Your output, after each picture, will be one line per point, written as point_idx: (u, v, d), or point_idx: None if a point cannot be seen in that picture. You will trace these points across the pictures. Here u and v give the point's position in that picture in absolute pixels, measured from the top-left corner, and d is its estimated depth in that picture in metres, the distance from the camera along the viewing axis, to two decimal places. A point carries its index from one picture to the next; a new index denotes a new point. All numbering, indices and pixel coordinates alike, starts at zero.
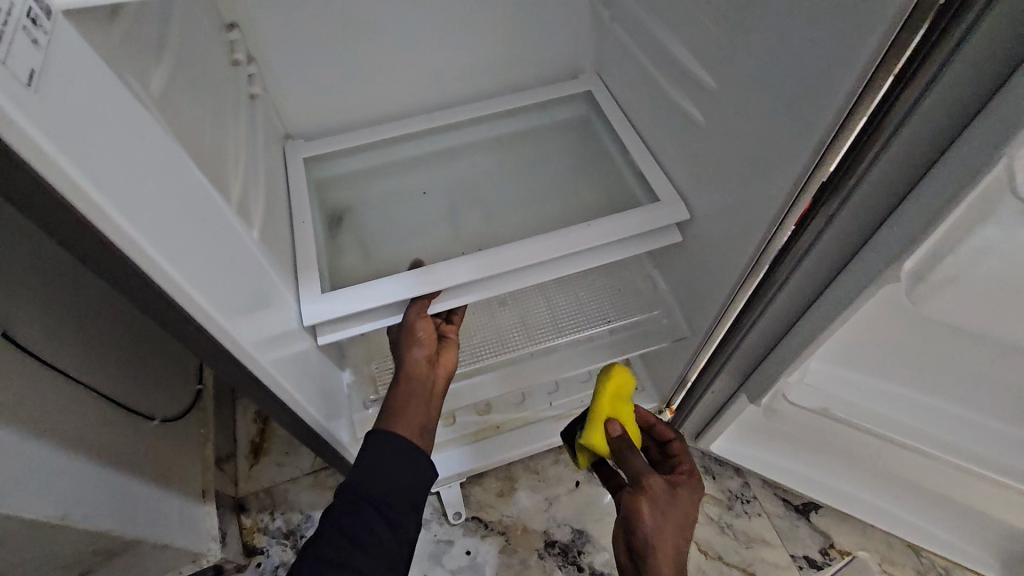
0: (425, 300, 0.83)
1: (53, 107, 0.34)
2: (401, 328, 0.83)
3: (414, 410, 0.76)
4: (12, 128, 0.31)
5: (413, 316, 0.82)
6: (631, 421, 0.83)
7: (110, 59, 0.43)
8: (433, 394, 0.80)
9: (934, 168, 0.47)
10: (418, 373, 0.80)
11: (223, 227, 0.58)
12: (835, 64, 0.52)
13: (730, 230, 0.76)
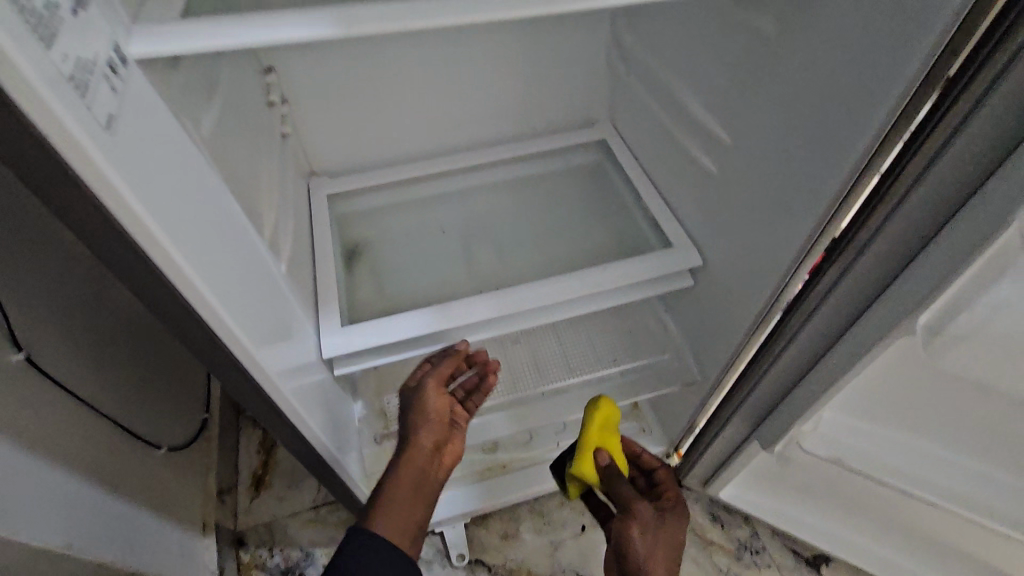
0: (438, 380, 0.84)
1: (128, 150, 0.37)
2: (413, 406, 0.84)
3: (404, 502, 0.76)
4: (93, 170, 0.33)
5: (427, 397, 0.84)
6: (617, 449, 0.82)
7: (172, 104, 0.46)
8: (428, 483, 0.80)
9: (947, 226, 0.50)
10: (419, 460, 0.80)
11: (257, 260, 0.60)
12: (849, 126, 0.55)
13: (743, 277, 0.78)
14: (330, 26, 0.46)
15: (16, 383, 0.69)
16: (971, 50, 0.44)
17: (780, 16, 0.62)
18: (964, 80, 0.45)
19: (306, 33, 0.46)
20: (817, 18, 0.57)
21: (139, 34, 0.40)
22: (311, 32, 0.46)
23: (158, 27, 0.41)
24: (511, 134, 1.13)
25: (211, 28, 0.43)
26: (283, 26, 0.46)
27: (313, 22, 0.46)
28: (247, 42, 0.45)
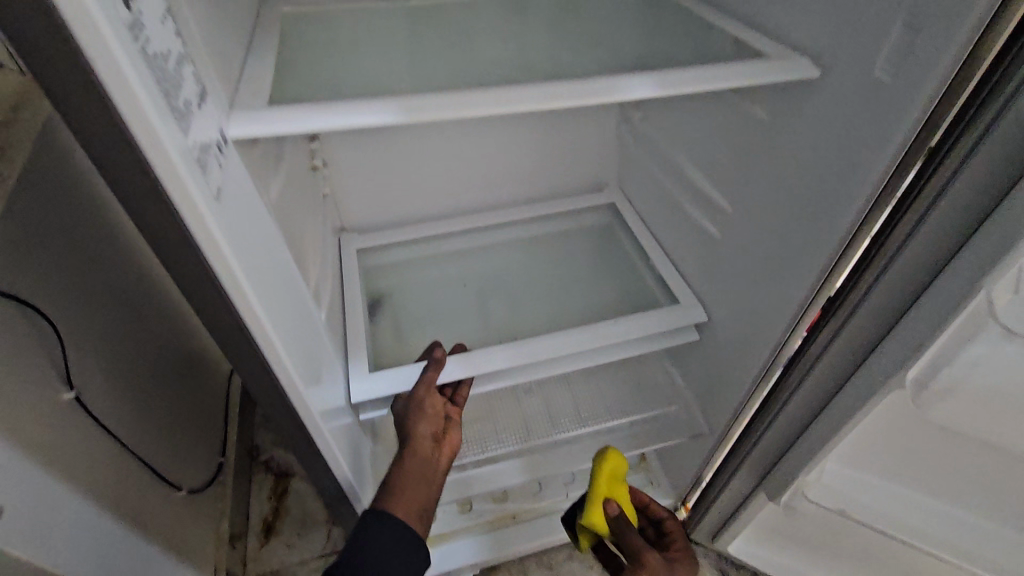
0: (429, 377, 0.84)
1: (228, 216, 0.44)
2: (407, 402, 0.83)
3: (415, 492, 0.75)
4: (204, 233, 0.40)
5: (420, 393, 0.83)
6: (627, 500, 0.85)
7: (252, 175, 0.53)
8: (434, 472, 0.80)
9: (924, 294, 0.55)
10: (423, 452, 0.80)
11: (303, 308, 0.66)
12: (838, 200, 0.63)
13: (746, 334, 0.83)
14: (398, 114, 0.53)
15: (64, 420, 0.74)
16: (938, 139, 0.51)
17: (773, 105, 0.71)
18: (931, 165, 0.51)
19: (377, 119, 0.52)
20: (805, 109, 0.65)
21: (237, 117, 0.48)
22: (380, 118, 0.52)
23: (254, 112, 0.49)
24: (526, 197, 1.22)
25: (298, 113, 0.50)
26: (358, 112, 0.52)
27: (385, 111, 0.53)
28: (325, 126, 0.51)
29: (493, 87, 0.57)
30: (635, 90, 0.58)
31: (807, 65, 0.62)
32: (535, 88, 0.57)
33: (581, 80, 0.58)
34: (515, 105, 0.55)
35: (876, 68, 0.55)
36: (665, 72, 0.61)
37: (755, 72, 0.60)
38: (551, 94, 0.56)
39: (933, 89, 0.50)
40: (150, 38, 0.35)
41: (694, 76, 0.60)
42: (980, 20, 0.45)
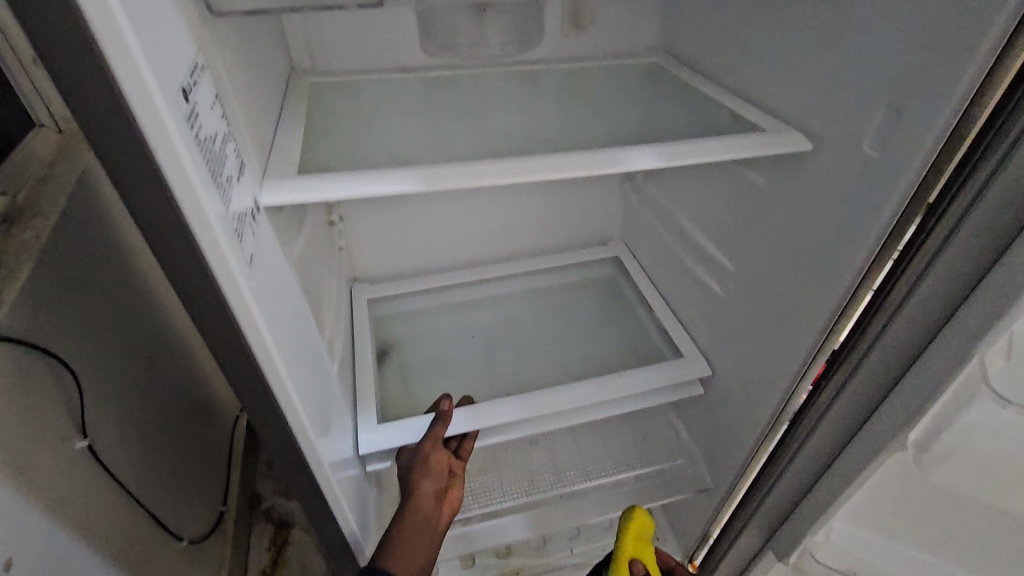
0: (437, 428, 0.84)
1: (258, 279, 0.47)
2: (413, 453, 0.83)
3: (415, 547, 0.72)
4: (239, 298, 0.43)
5: (427, 444, 0.83)
6: (652, 562, 0.85)
7: (279, 237, 0.57)
8: (434, 530, 0.78)
9: (917, 361, 0.56)
10: (424, 506, 0.78)
11: (319, 361, 0.68)
12: (835, 264, 0.65)
13: (751, 390, 0.85)
14: (419, 183, 0.56)
15: (76, 469, 0.74)
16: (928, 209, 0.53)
17: (770, 172, 0.75)
18: (923, 233, 0.54)
19: (399, 188, 0.56)
20: (799, 178, 0.69)
21: (270, 186, 0.52)
22: (402, 187, 0.56)
23: (287, 180, 0.53)
24: (533, 250, 1.26)
25: (326, 181, 0.54)
26: (381, 181, 0.56)
27: (407, 179, 0.57)
28: (351, 194, 0.55)
29: (507, 158, 0.61)
30: (640, 161, 0.62)
31: (800, 138, 0.66)
32: (546, 159, 0.61)
33: (588, 152, 0.62)
34: (528, 174, 0.59)
35: (864, 145, 0.59)
36: (667, 144, 0.65)
37: (751, 145, 0.64)
38: (560, 164, 0.60)
39: (919, 166, 0.53)
40: (199, 121, 0.38)
41: (695, 148, 0.64)
42: (957, 107, 0.49)
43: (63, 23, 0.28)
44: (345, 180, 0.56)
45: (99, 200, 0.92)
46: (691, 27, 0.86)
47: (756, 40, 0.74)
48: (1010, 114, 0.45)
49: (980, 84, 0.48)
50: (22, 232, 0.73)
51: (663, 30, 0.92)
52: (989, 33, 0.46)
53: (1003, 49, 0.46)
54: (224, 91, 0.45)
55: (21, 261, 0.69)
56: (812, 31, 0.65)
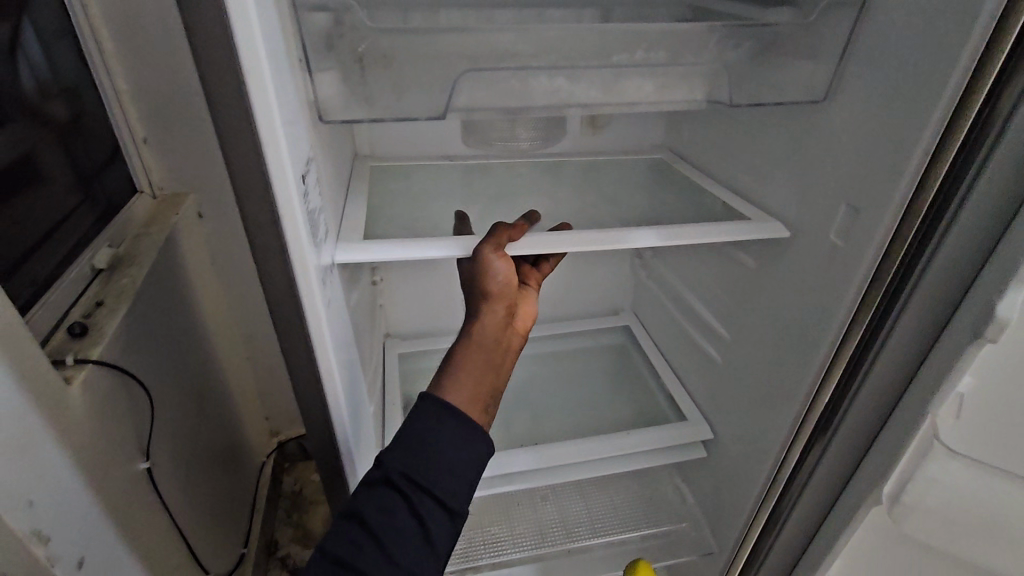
0: (501, 236, 0.69)
1: (331, 320, 0.59)
2: (469, 267, 0.70)
3: (480, 369, 0.63)
4: (320, 337, 0.56)
5: (492, 253, 0.68)
6: None
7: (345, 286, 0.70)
8: (503, 356, 0.67)
9: (891, 418, 0.66)
10: (493, 327, 0.67)
11: (360, 399, 0.78)
12: (811, 335, 0.75)
13: (748, 451, 0.91)
14: (466, 249, 0.70)
15: (137, 489, 0.83)
16: (884, 284, 0.64)
17: (758, 254, 0.86)
18: (881, 311, 0.64)
19: (447, 252, 0.69)
20: (782, 260, 0.81)
21: (343, 249, 0.65)
22: (450, 252, 0.69)
23: (357, 244, 0.66)
24: (551, 317, 1.37)
25: (389, 246, 0.68)
26: (432, 247, 0.70)
27: (455, 246, 0.70)
28: (406, 254, 0.68)
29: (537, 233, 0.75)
30: (643, 240, 0.74)
31: (779, 227, 0.79)
32: (567, 234, 0.74)
33: (602, 231, 0.75)
34: (555, 245, 0.72)
35: (831, 235, 0.71)
36: (666, 226, 0.78)
37: (736, 230, 0.77)
38: (580, 237, 0.73)
39: (873, 255, 0.65)
40: (308, 193, 0.52)
41: (692, 232, 0.76)
42: (899, 205, 0.61)
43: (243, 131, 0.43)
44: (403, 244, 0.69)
45: (178, 257, 1.08)
46: (690, 132, 1.02)
47: (744, 146, 0.88)
48: (937, 217, 0.57)
49: (914, 187, 0.59)
50: (120, 278, 0.88)
51: (668, 134, 1.09)
52: (915, 152, 0.59)
53: (930, 161, 0.57)
54: (320, 175, 0.59)
55: (119, 300, 0.84)
56: (786, 143, 0.79)
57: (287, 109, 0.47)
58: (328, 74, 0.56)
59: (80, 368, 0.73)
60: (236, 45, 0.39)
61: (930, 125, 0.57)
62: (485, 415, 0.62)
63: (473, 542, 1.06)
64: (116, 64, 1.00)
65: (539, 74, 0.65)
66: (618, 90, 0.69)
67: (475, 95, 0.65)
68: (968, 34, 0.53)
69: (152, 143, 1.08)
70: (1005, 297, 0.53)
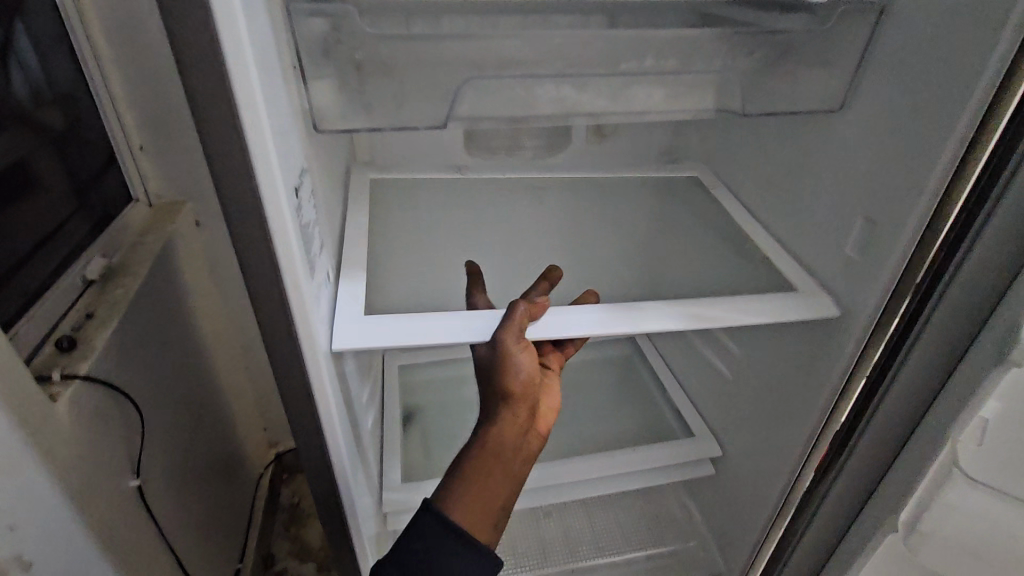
0: (521, 322, 0.61)
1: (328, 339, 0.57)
2: (487, 355, 0.61)
3: (491, 481, 0.60)
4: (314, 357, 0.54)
5: (510, 343, 0.60)
6: None
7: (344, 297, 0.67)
8: (519, 461, 0.63)
9: (909, 441, 0.64)
10: (511, 430, 0.62)
11: (358, 415, 0.76)
12: (823, 352, 0.72)
13: (758, 470, 0.88)
14: (480, 334, 0.62)
15: (126, 509, 0.81)
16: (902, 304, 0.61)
17: None
18: (899, 332, 0.61)
19: (454, 339, 0.61)
20: None
21: (340, 334, 0.59)
22: (457, 338, 0.61)
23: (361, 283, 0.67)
24: None
25: (391, 329, 0.61)
26: (443, 326, 0.62)
27: (466, 330, 0.62)
28: (408, 341, 0.60)
29: (561, 308, 0.67)
30: (660, 322, 0.66)
31: (829, 309, 0.68)
32: (588, 312, 0.66)
33: (629, 306, 0.67)
34: (577, 330, 0.64)
35: (845, 250, 0.69)
36: (700, 304, 0.69)
37: (772, 309, 0.68)
38: (607, 318, 0.65)
39: (889, 272, 0.62)
40: (302, 208, 0.49)
41: (709, 312, 0.68)
42: (918, 220, 0.58)
43: (232, 146, 0.40)
44: (405, 325, 0.62)
45: (176, 267, 1.06)
46: (699, 141, 1.00)
47: (755, 155, 0.86)
48: (959, 236, 0.54)
49: (936, 203, 0.57)
50: (114, 289, 0.86)
51: (675, 142, 1.06)
52: (936, 166, 0.56)
53: (952, 177, 0.55)
54: (317, 187, 0.57)
55: (111, 313, 0.82)
56: (799, 153, 0.76)
57: (280, 121, 0.44)
58: (323, 83, 0.54)
59: (67, 385, 0.70)
60: (225, 54, 0.37)
61: (953, 138, 0.54)
62: (492, 529, 0.59)
63: None
64: (112, 71, 0.98)
65: (544, 82, 0.63)
66: (627, 98, 0.66)
67: (479, 105, 0.63)
68: (995, 43, 0.50)
69: (150, 151, 1.06)
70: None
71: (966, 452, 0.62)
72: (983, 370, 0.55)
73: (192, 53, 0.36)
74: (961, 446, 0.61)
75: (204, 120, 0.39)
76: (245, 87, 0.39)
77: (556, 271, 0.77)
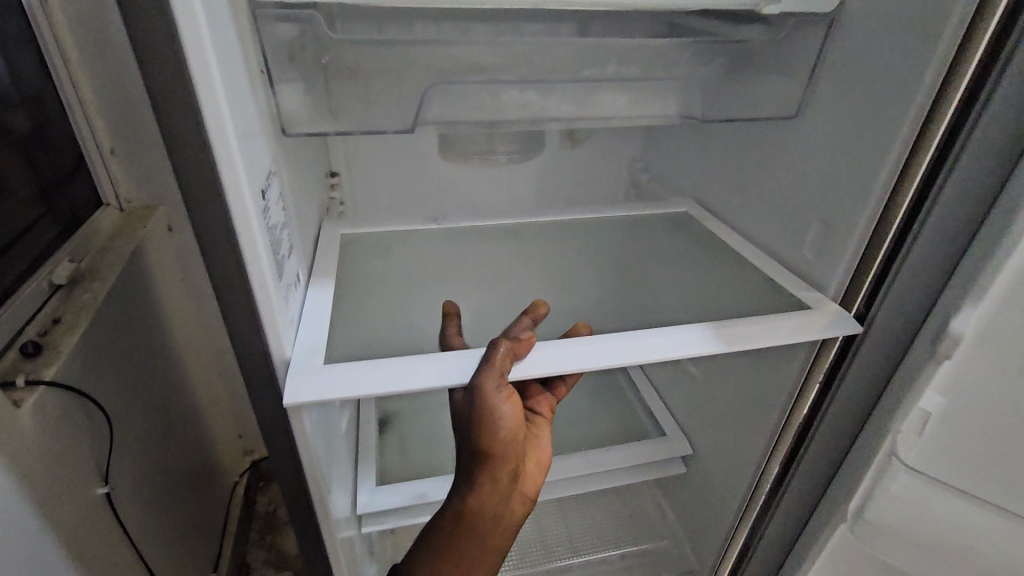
0: (500, 365, 0.57)
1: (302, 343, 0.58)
2: (464, 401, 0.58)
3: (466, 554, 0.60)
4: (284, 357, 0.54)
5: (492, 392, 0.56)
6: None
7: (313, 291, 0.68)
8: (497, 530, 0.61)
9: (862, 432, 0.67)
10: (490, 499, 0.60)
11: (331, 417, 0.77)
12: (785, 349, 0.75)
13: (728, 467, 0.91)
14: (461, 378, 0.58)
15: (94, 516, 0.80)
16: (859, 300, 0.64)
17: None
18: None
19: (433, 384, 0.57)
20: None
21: (292, 384, 0.53)
22: (436, 382, 0.57)
23: (329, 282, 0.71)
24: None
25: (358, 378, 0.56)
26: (420, 368, 0.59)
27: (447, 374, 0.58)
28: (379, 390, 0.56)
29: (548, 343, 0.63)
30: (656, 348, 0.62)
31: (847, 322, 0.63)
32: (574, 346, 0.62)
33: (616, 338, 0.64)
34: (561, 366, 0.59)
35: (806, 250, 0.72)
36: (708, 330, 0.65)
37: (776, 330, 0.63)
38: (595, 352, 0.61)
39: (843, 271, 0.65)
40: (270, 209, 0.50)
41: (742, 330, 0.64)
42: (868, 221, 0.61)
43: (195, 147, 0.41)
44: (378, 373, 0.58)
45: (147, 270, 1.05)
46: (668, 147, 1.03)
47: (722, 160, 0.88)
48: (905, 235, 0.57)
49: (884, 202, 0.60)
50: (81, 293, 0.85)
51: (645, 147, 1.09)
52: (884, 169, 0.59)
53: (897, 178, 0.58)
54: (285, 189, 0.58)
55: (78, 318, 0.81)
56: (761, 157, 0.79)
57: (245, 123, 0.45)
58: (292, 86, 0.55)
59: (30, 391, 0.69)
60: (187, 56, 0.37)
61: (897, 142, 0.57)
62: None
63: None
64: (79, 73, 0.97)
65: (510, 88, 0.65)
66: (592, 105, 0.68)
67: (447, 110, 0.64)
68: (933, 53, 0.53)
69: (121, 154, 1.05)
70: (959, 314, 0.54)
71: (908, 448, 0.63)
72: (926, 363, 0.58)
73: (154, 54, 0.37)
74: (903, 442, 0.63)
75: (167, 121, 0.40)
76: (207, 89, 0.39)
77: (540, 308, 0.74)
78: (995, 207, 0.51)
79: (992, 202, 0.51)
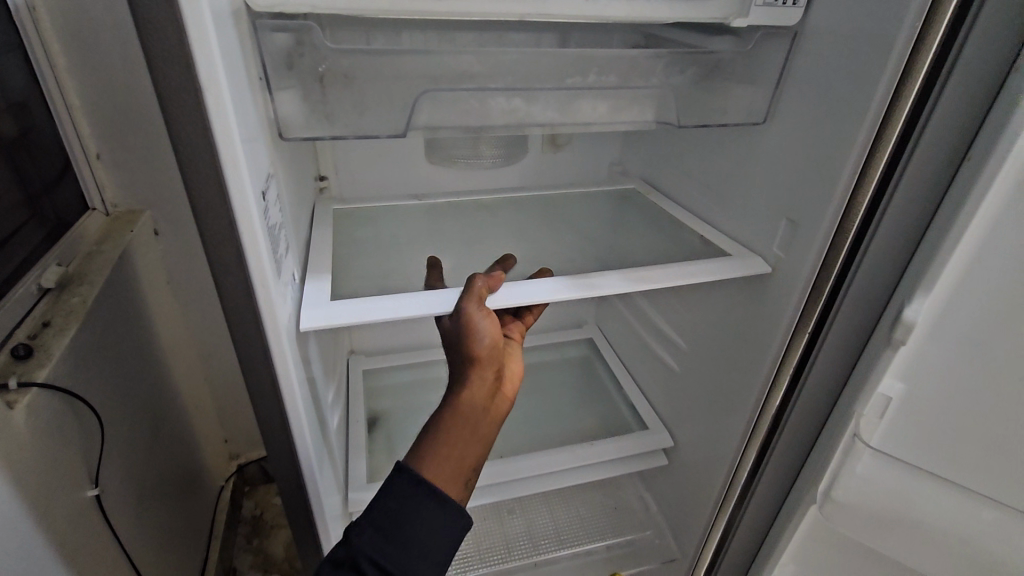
0: (479, 290, 0.67)
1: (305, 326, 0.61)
2: (450, 324, 0.65)
3: (464, 441, 0.59)
4: (284, 352, 0.56)
5: (473, 310, 0.65)
6: None
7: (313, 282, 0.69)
8: (489, 422, 0.62)
9: (829, 419, 0.72)
10: (481, 392, 0.62)
11: (324, 412, 0.79)
12: (758, 342, 0.80)
13: (706, 456, 0.95)
14: (444, 307, 0.67)
15: (85, 517, 0.80)
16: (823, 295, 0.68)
17: None
18: (823, 321, 0.68)
19: (418, 313, 0.65)
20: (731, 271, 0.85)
21: (307, 315, 0.62)
22: (422, 312, 0.65)
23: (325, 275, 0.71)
24: None
25: (353, 314, 0.64)
26: (406, 305, 0.66)
27: (431, 304, 0.67)
28: (369, 317, 0.64)
29: (519, 281, 0.73)
30: (612, 287, 0.73)
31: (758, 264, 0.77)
32: (547, 283, 0.72)
33: (580, 281, 0.73)
34: (536, 296, 0.69)
35: (775, 248, 0.76)
36: (629, 271, 0.76)
37: (688, 272, 0.75)
38: (562, 288, 0.71)
39: (809, 267, 0.69)
40: (268, 209, 0.52)
41: (655, 274, 0.75)
42: (831, 219, 0.66)
43: (201, 151, 0.43)
44: (368, 308, 0.66)
45: (134, 275, 1.05)
46: (645, 151, 1.07)
47: (697, 164, 0.93)
48: (864, 233, 0.62)
49: (845, 202, 0.64)
50: (70, 297, 0.86)
51: (624, 152, 1.14)
52: (844, 172, 0.64)
53: (855, 183, 0.63)
54: (281, 190, 0.60)
55: (68, 320, 0.82)
56: (734, 161, 0.84)
57: (246, 125, 0.47)
58: (287, 92, 0.58)
59: (23, 393, 0.70)
60: (195, 63, 0.40)
61: (856, 147, 0.62)
62: (463, 487, 0.58)
63: (467, 556, 1.05)
64: (65, 78, 0.97)
65: (496, 95, 0.68)
66: (573, 112, 0.72)
67: (436, 115, 0.67)
68: (885, 65, 0.58)
69: (107, 159, 1.06)
70: (910, 304, 0.59)
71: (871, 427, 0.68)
72: (886, 350, 0.63)
73: (162, 61, 0.39)
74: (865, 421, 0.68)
75: (173, 122, 0.42)
76: (213, 93, 0.41)
77: (508, 259, 0.81)
78: (940, 208, 0.57)
79: (938, 202, 0.57)
